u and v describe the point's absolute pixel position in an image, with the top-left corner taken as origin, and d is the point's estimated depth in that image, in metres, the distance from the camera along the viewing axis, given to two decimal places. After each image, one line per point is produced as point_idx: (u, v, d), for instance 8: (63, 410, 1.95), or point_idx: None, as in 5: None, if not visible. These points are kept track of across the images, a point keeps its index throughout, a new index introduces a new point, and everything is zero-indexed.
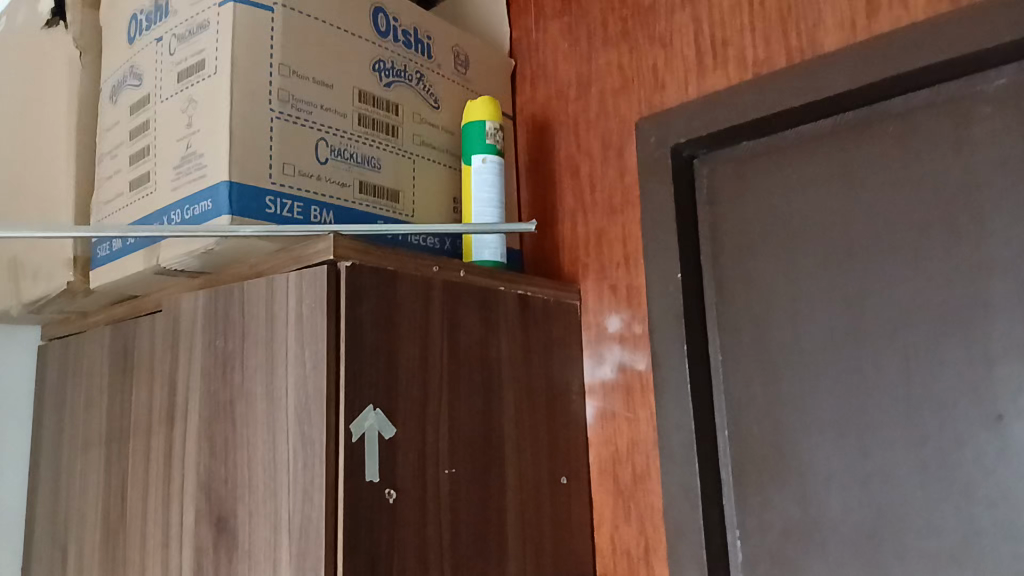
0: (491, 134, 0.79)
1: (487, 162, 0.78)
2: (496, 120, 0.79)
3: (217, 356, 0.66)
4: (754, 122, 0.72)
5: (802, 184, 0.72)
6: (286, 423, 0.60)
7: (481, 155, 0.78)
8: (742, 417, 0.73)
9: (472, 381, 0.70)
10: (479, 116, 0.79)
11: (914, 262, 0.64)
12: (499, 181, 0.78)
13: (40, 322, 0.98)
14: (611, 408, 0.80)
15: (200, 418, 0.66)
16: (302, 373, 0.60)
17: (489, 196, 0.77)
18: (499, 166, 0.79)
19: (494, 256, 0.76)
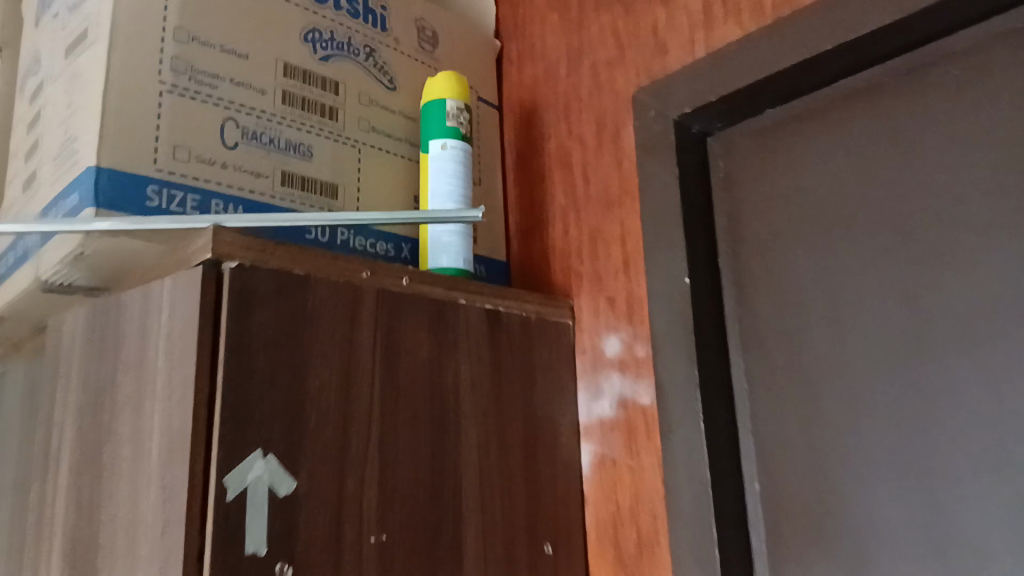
0: (454, 115, 0.64)
1: (449, 147, 0.63)
2: (460, 99, 0.65)
3: (90, 388, 0.53)
4: (775, 78, 0.56)
5: (841, 154, 0.55)
6: (151, 474, 0.46)
7: (441, 139, 0.63)
8: (774, 463, 0.55)
9: (416, 420, 0.54)
10: (439, 93, 0.65)
11: (997, 243, 0.46)
12: (464, 171, 0.63)
13: None
14: (610, 453, 0.63)
15: (72, 467, 0.53)
16: (169, 408, 0.46)
17: (448, 188, 0.62)
18: (465, 153, 0.64)
19: (455, 262, 0.61)
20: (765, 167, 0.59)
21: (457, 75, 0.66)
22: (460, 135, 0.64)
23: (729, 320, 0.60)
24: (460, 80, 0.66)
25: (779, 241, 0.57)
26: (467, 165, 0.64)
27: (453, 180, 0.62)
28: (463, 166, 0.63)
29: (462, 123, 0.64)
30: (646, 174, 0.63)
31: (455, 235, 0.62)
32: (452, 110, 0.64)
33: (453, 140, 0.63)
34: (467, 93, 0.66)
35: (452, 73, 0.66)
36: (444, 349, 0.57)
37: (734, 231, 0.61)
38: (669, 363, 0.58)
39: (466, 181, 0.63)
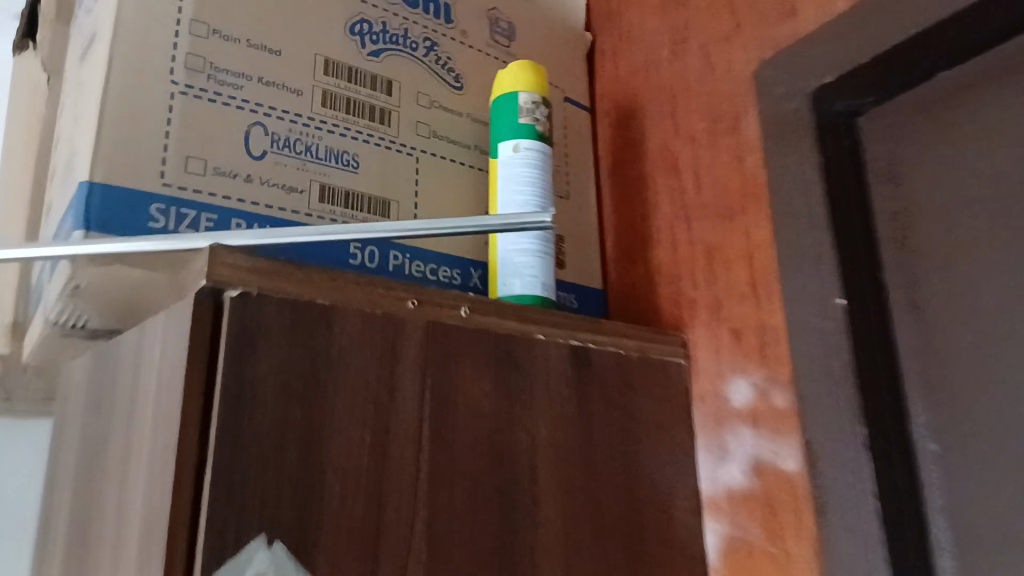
0: (529, 111, 0.52)
1: (523, 148, 0.51)
2: (536, 92, 0.53)
3: (90, 447, 0.43)
4: (952, 26, 0.41)
5: None
6: (131, 567, 0.35)
7: (513, 140, 0.52)
8: (978, 558, 0.38)
9: (475, 493, 0.41)
10: (511, 87, 0.53)
11: None
12: (542, 178, 0.51)
13: None
14: (743, 534, 0.48)
15: (70, 543, 0.44)
16: (153, 477, 0.35)
17: (523, 196, 0.50)
18: (543, 155, 0.52)
19: (530, 289, 0.49)
20: (942, 146, 0.43)
21: (532, 64, 0.54)
22: (537, 134, 0.52)
23: (899, 357, 0.44)
24: (535, 70, 0.54)
25: (969, 247, 0.41)
26: (546, 169, 0.52)
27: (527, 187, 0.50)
28: (541, 172, 0.51)
29: (538, 120, 0.53)
30: (779, 171, 0.49)
31: (530, 255, 0.50)
32: (525, 106, 0.53)
33: (528, 140, 0.52)
34: (545, 85, 0.54)
35: (527, 63, 0.55)
36: (510, 401, 0.44)
37: (900, 236, 0.45)
38: (828, 423, 0.43)
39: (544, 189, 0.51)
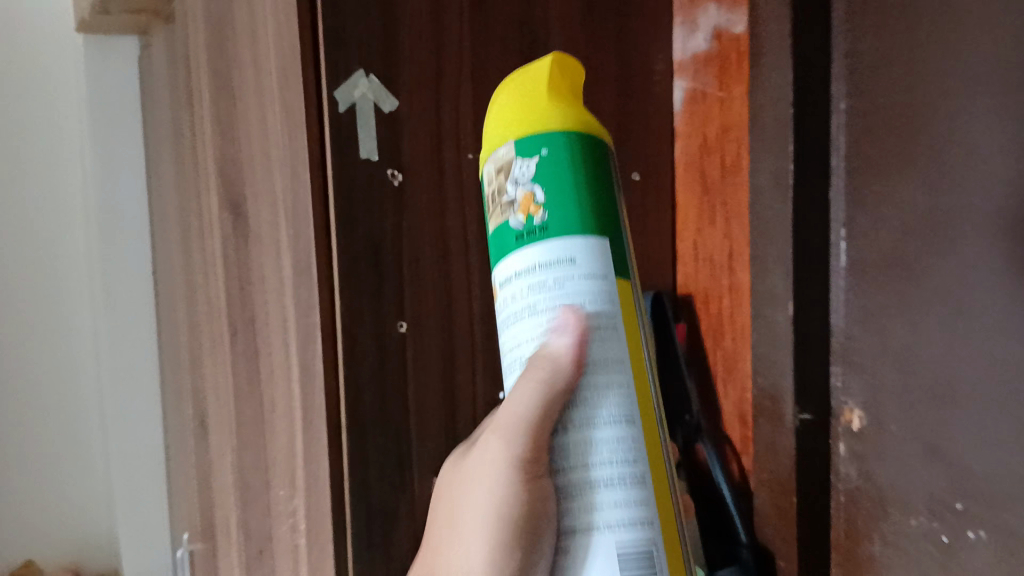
0: (497, 180, 0.45)
1: (518, 277, 0.43)
2: (521, 152, 0.43)
3: (214, 27, 0.58)
4: None
5: None
6: (275, 100, 0.53)
7: (528, 248, 0.42)
8: (865, 86, 0.54)
9: None
10: (507, 137, 0.44)
11: None
12: (543, 344, 0.41)
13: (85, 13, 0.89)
14: (703, 88, 0.65)
15: (210, 99, 0.61)
16: (282, 30, 0.52)
17: (538, 285, 0.42)
18: (562, 288, 0.41)
19: (646, 496, 0.41)
20: None
21: (538, 96, 0.43)
22: (556, 211, 0.42)
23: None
24: (539, 96, 0.43)
25: (910, 84, 0.51)
26: (586, 403, 0.41)
27: (523, 387, 0.42)
28: (573, 294, 0.41)
29: (515, 202, 0.43)
30: None
31: (643, 528, 0.40)
32: (489, 179, 0.45)
33: (538, 254, 0.42)
34: (565, 108, 0.43)
35: (534, 77, 0.44)
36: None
37: None
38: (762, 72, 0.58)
39: (541, 363, 0.41)
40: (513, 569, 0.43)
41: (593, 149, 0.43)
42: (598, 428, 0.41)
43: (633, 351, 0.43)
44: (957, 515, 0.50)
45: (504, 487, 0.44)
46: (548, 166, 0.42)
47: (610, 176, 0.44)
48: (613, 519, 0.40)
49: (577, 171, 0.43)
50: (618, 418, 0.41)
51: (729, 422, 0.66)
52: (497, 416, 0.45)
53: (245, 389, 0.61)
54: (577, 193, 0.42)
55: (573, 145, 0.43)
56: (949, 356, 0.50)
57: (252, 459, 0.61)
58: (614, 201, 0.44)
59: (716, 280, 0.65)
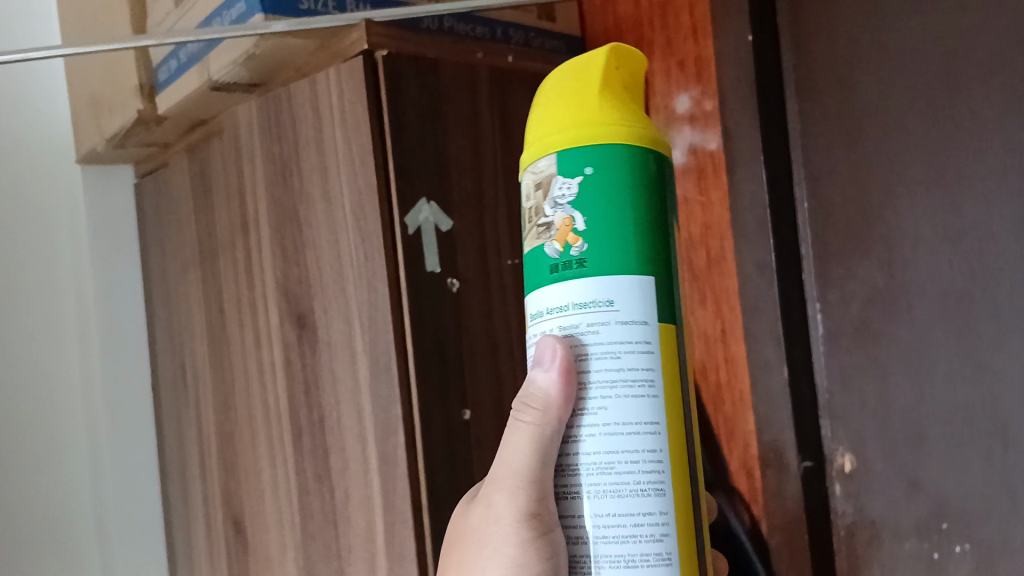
0: (536, 197, 0.43)
1: (546, 309, 0.43)
2: (567, 168, 0.41)
3: (277, 164, 0.67)
4: (856, 13, 0.64)
5: (902, 104, 0.62)
6: (349, 225, 0.61)
7: (559, 277, 0.42)
8: (822, 189, 0.68)
9: None
10: (548, 150, 0.42)
11: (948, 81, 0.59)
12: (532, 377, 0.42)
13: (96, 149, 0.96)
14: (684, 193, 0.77)
15: (270, 225, 0.69)
16: (353, 168, 0.60)
17: (569, 316, 0.41)
18: (586, 348, 0.41)
19: (663, 570, 0.40)
20: (836, 53, 0.66)
21: (585, 107, 0.41)
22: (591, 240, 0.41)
23: (791, 99, 0.69)
24: (587, 108, 0.41)
25: (862, 189, 0.65)
26: (593, 442, 0.41)
27: (525, 429, 0.44)
28: (592, 333, 0.41)
29: (554, 225, 0.42)
30: None
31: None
32: (529, 192, 0.43)
33: (573, 284, 0.41)
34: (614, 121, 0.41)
35: (585, 81, 0.42)
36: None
37: (798, 37, 0.69)
38: (740, 179, 0.70)
39: (534, 401, 0.43)
40: None
41: (639, 161, 0.42)
42: (612, 494, 0.40)
43: (672, 415, 0.41)
44: (942, 534, 0.62)
45: (513, 517, 0.44)
46: (591, 187, 0.41)
47: (660, 188, 0.42)
48: (613, 553, 0.40)
49: (623, 187, 0.41)
50: (642, 488, 0.40)
51: (737, 476, 0.75)
52: (500, 468, 0.46)
53: (311, 484, 0.67)
54: (623, 216, 0.41)
55: (622, 161, 0.41)
56: (922, 410, 0.62)
57: (322, 549, 0.67)
58: (666, 213, 0.43)
59: (711, 352, 0.76)
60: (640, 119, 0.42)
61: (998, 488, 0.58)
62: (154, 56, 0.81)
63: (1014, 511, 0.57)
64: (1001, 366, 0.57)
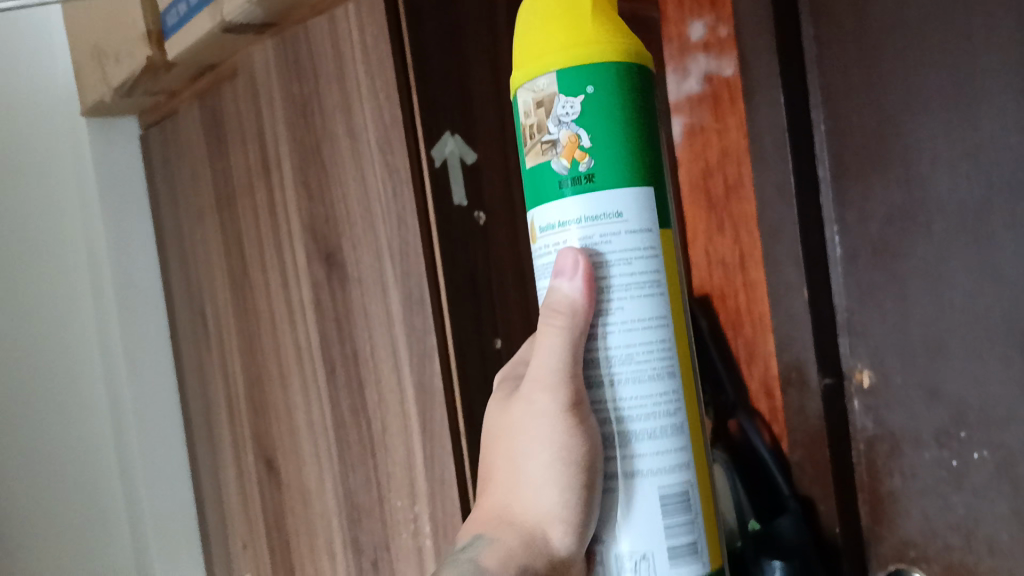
0: (537, 114, 0.46)
1: (557, 222, 0.47)
2: (565, 86, 0.45)
3: (297, 104, 0.67)
4: None
5: (920, 23, 0.63)
6: (376, 161, 0.61)
7: (570, 193, 0.46)
8: (839, 109, 0.68)
9: (475, 539, 0.54)
10: (547, 69, 0.45)
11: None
12: (555, 286, 0.46)
13: (103, 100, 0.95)
14: (699, 121, 0.77)
15: (292, 166, 0.69)
16: (378, 103, 0.60)
17: (579, 224, 0.46)
18: (603, 257, 0.46)
19: (679, 436, 0.47)
20: None
21: (579, 26, 0.45)
22: (599, 157, 0.45)
23: (805, 20, 0.69)
24: (582, 29, 0.45)
25: (880, 109, 0.65)
26: (615, 340, 0.47)
27: (553, 336, 0.47)
28: (607, 242, 0.46)
29: (559, 142, 0.46)
30: None
31: (680, 460, 0.47)
32: (528, 110, 0.47)
33: (584, 197, 0.46)
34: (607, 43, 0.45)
35: (577, 3, 0.45)
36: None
37: None
38: (756, 103, 0.70)
39: (559, 312, 0.47)
40: (572, 486, 0.49)
41: (629, 79, 0.46)
42: (636, 381, 0.46)
43: (672, 306, 0.48)
44: (962, 442, 0.65)
45: (554, 416, 0.49)
46: (592, 105, 0.45)
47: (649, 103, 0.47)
48: (645, 434, 0.46)
49: (618, 105, 0.45)
50: (657, 372, 0.46)
51: (756, 397, 0.77)
52: (534, 374, 0.50)
53: (348, 418, 0.69)
54: (619, 131, 0.46)
55: (617, 78, 0.45)
56: (941, 322, 0.64)
57: (361, 479, 0.69)
58: (653, 119, 0.48)
59: (730, 279, 0.77)
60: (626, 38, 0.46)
61: (1014, 392, 0.62)
62: (160, 2, 0.80)
63: None
64: (1017, 275, 0.60)
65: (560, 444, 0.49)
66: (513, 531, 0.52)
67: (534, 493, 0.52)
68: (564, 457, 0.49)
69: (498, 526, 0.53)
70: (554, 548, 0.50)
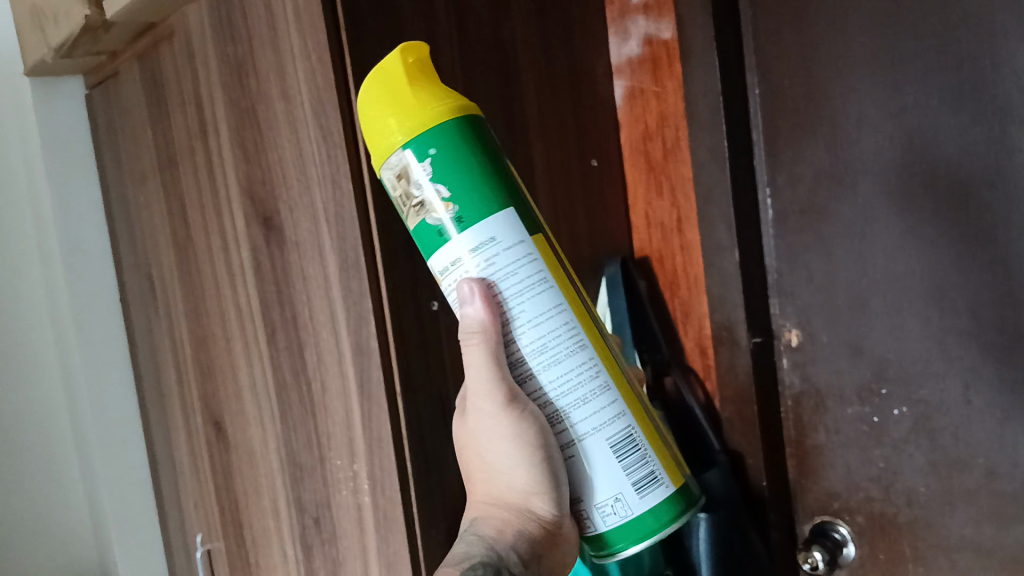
0: (401, 185, 0.50)
1: (450, 264, 0.50)
2: (415, 157, 0.49)
3: (232, 66, 0.67)
4: None
5: None
6: (309, 123, 0.61)
7: (454, 238, 0.50)
8: (773, 73, 0.69)
9: (468, 529, 0.54)
10: (394, 147, 0.49)
11: None
12: (464, 314, 0.50)
13: (42, 61, 0.93)
14: (639, 84, 0.78)
15: (229, 129, 0.69)
16: (310, 65, 0.60)
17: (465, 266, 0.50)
18: (494, 278, 0.50)
19: (607, 396, 0.52)
20: None
21: (405, 98, 0.49)
22: (464, 199, 0.50)
23: None
24: (408, 101, 0.49)
25: (811, 74, 0.67)
26: (529, 343, 0.51)
27: (478, 352, 0.51)
28: (495, 265, 0.50)
29: (425, 202, 0.50)
30: None
31: (618, 414, 0.52)
32: (393, 184, 0.51)
33: (466, 236, 0.50)
34: (435, 105, 0.49)
35: (393, 80, 0.49)
36: None
37: None
38: (692, 67, 0.70)
39: (474, 335, 0.50)
40: (548, 465, 0.51)
41: (463, 125, 0.50)
42: (556, 364, 0.51)
43: (563, 289, 0.52)
44: (883, 398, 0.68)
45: (510, 412, 0.51)
46: (441, 165, 0.49)
47: (485, 138, 0.51)
48: (587, 409, 0.51)
49: (464, 149, 0.50)
50: (571, 349, 0.51)
51: (691, 354, 0.80)
52: (475, 381, 0.52)
53: (289, 380, 0.70)
54: (470, 173, 0.50)
55: (454, 132, 0.50)
56: (864, 281, 0.67)
57: (303, 440, 0.70)
58: (493, 151, 0.52)
59: (668, 242, 0.79)
60: (446, 93, 0.51)
61: (933, 350, 0.64)
62: None
63: (946, 372, 0.64)
64: (934, 236, 0.62)
65: (510, 432, 0.51)
66: (501, 512, 0.53)
67: (513, 482, 0.53)
68: (531, 442, 0.51)
69: (487, 510, 0.54)
70: (541, 514, 0.52)
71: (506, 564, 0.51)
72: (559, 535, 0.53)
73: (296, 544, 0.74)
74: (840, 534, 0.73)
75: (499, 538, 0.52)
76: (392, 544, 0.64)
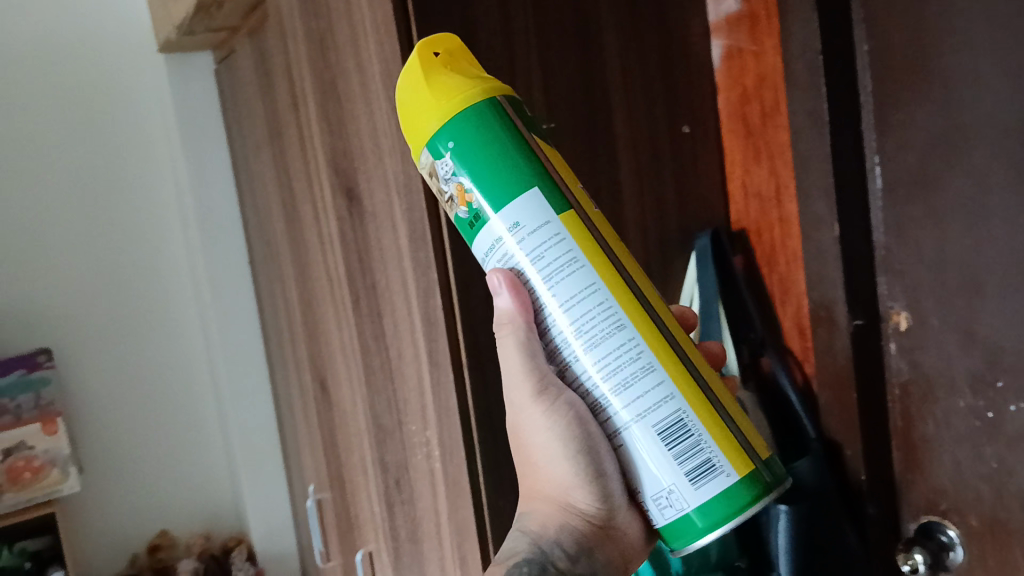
0: (434, 182, 0.45)
1: (482, 253, 0.45)
2: (435, 152, 0.43)
3: (316, 39, 0.69)
4: None
5: None
6: (380, 95, 0.62)
7: (479, 230, 0.44)
8: (883, 26, 0.62)
9: (517, 523, 0.50)
10: (419, 145, 0.44)
11: None
12: (495, 304, 0.45)
13: (170, 40, 1.01)
14: (737, 44, 0.73)
15: (316, 102, 0.71)
16: (378, 37, 0.60)
17: (496, 261, 0.44)
18: (518, 261, 0.43)
19: (655, 383, 0.42)
20: None
21: (419, 93, 0.43)
22: (483, 186, 0.42)
23: None
24: (421, 96, 0.43)
25: (923, 26, 0.59)
26: (561, 330, 0.43)
27: (509, 341, 0.46)
28: (519, 248, 0.42)
29: (453, 196, 0.44)
30: None
31: (669, 404, 0.42)
32: (429, 181, 0.46)
33: (490, 228, 0.43)
34: (449, 95, 0.42)
35: (410, 75, 0.44)
36: None
37: None
38: (791, 23, 0.65)
39: (505, 324, 0.45)
40: (588, 462, 0.45)
41: (485, 114, 0.42)
42: (589, 350, 0.42)
43: (593, 259, 0.42)
44: (998, 391, 0.60)
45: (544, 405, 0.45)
46: (461, 156, 0.43)
47: (510, 122, 0.43)
48: (629, 402, 0.42)
49: (482, 140, 0.42)
50: (605, 330, 0.42)
51: (789, 334, 0.75)
52: (508, 370, 0.47)
53: (371, 345, 0.72)
54: (491, 156, 0.42)
55: (470, 120, 0.42)
56: (980, 259, 0.59)
57: (384, 403, 0.73)
58: (521, 128, 0.43)
59: (766, 213, 0.74)
60: (474, 80, 0.43)
61: None
62: None
63: None
64: None
65: (545, 427, 0.46)
66: (545, 506, 0.49)
67: (554, 476, 0.48)
68: (567, 435, 0.45)
69: (533, 503, 0.50)
70: (585, 510, 0.47)
71: (549, 560, 0.47)
72: (608, 530, 0.48)
73: (381, 501, 0.78)
74: (948, 536, 0.65)
75: (542, 534, 0.48)
76: (460, 511, 0.65)
